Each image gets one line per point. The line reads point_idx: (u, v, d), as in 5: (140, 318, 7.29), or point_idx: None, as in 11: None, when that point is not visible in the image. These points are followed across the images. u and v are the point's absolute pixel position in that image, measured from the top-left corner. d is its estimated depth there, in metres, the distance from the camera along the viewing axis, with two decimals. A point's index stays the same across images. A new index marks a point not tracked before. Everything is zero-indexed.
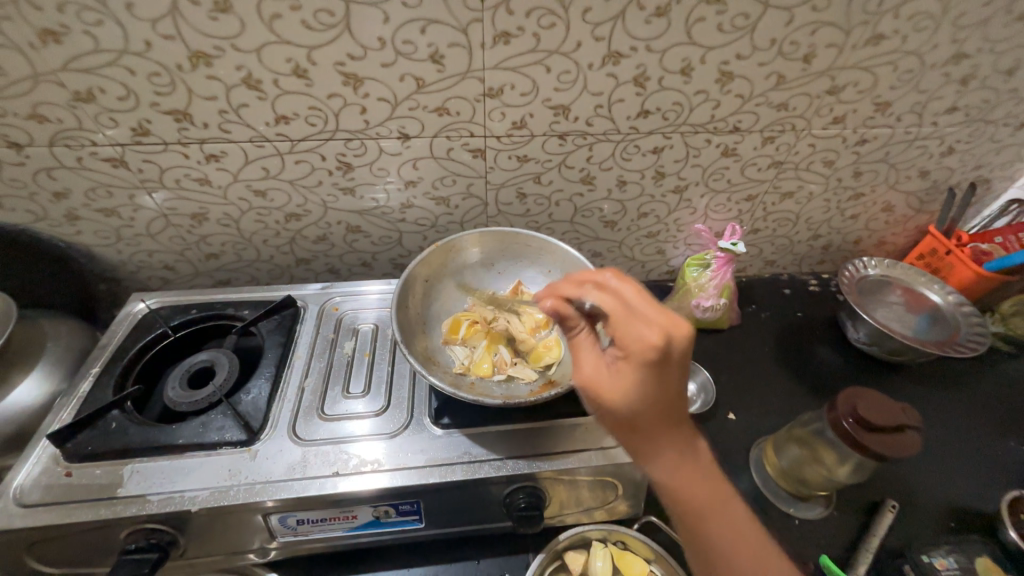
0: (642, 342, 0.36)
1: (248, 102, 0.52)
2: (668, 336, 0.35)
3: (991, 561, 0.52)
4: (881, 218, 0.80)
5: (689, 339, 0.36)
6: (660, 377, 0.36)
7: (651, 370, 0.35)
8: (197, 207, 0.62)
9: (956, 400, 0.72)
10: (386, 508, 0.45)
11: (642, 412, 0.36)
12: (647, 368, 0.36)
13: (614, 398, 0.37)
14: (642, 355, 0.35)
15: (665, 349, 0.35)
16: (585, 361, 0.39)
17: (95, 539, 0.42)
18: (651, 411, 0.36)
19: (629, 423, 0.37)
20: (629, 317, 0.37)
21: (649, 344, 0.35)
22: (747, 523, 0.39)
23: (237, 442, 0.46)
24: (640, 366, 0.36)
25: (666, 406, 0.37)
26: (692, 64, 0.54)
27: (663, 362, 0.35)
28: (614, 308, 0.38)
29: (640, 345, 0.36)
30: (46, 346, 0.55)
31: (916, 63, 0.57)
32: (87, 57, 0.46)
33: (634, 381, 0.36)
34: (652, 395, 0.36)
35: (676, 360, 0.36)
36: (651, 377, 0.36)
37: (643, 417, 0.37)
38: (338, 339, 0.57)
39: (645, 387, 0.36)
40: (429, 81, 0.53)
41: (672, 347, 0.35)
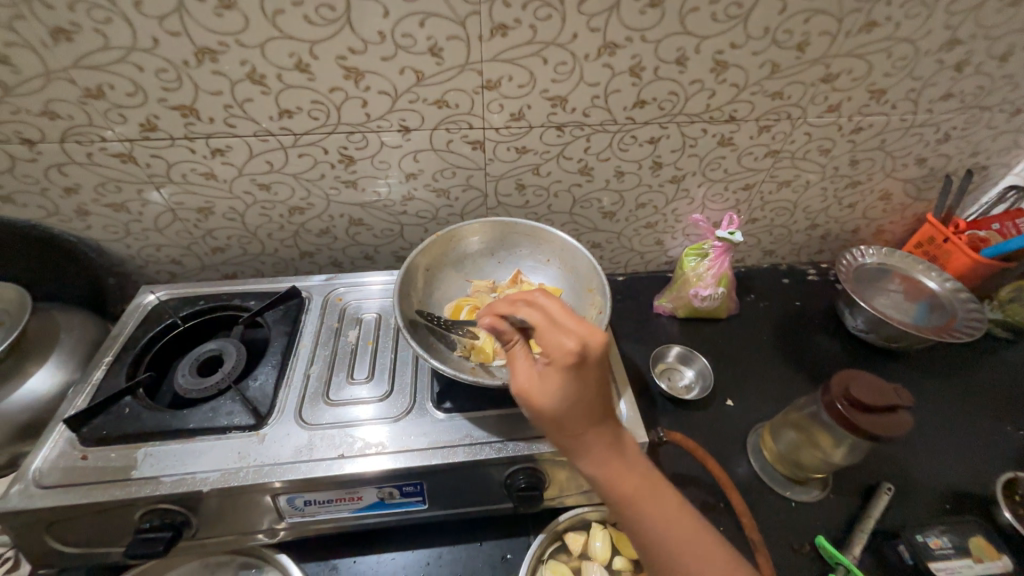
0: (562, 348, 0.37)
1: (252, 97, 0.53)
2: (585, 342, 0.37)
3: (985, 541, 0.53)
4: (878, 206, 0.80)
5: (604, 344, 0.38)
6: (580, 380, 0.38)
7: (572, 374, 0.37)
8: (204, 201, 0.64)
9: (954, 386, 0.72)
10: (390, 489, 0.47)
11: (567, 414, 0.38)
12: (568, 372, 0.37)
13: (542, 403, 0.38)
14: (562, 361, 0.37)
15: (581, 354, 0.37)
16: (517, 371, 0.40)
17: (111, 519, 0.44)
18: (575, 413, 0.38)
19: (557, 426, 0.39)
20: (550, 327, 0.39)
21: (567, 351, 0.37)
22: (679, 510, 0.40)
23: (245, 427, 0.48)
24: (562, 371, 0.37)
25: (589, 407, 0.38)
26: (687, 54, 0.55)
27: (582, 365, 0.37)
28: (540, 318, 0.39)
29: (559, 352, 0.37)
30: (59, 336, 0.57)
31: (910, 50, 0.58)
32: (97, 54, 0.48)
33: (557, 386, 0.38)
34: (577, 396, 0.38)
35: (594, 364, 0.38)
36: (573, 380, 0.37)
37: (568, 418, 0.38)
38: (342, 328, 0.58)
39: (569, 391, 0.38)
40: (429, 74, 0.54)
41: (587, 353, 0.37)
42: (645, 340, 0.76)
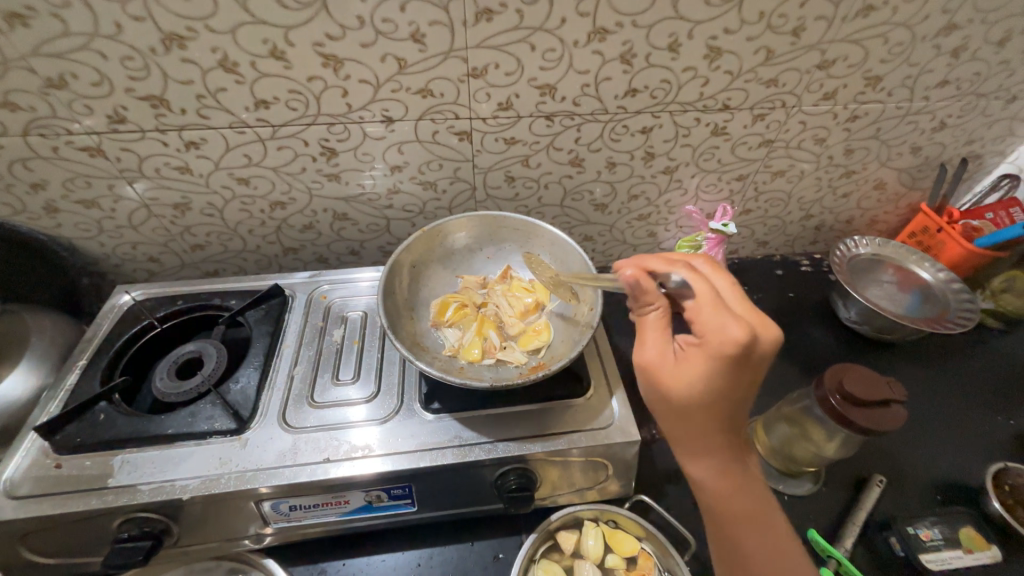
0: (722, 336, 0.36)
1: (226, 87, 0.51)
2: (749, 338, 0.35)
3: (975, 532, 0.54)
4: (873, 196, 0.79)
5: (772, 345, 0.36)
6: (734, 374, 0.36)
7: (728, 365, 0.36)
8: (179, 196, 0.61)
9: (945, 376, 0.72)
10: (378, 492, 0.46)
11: (706, 403, 0.37)
12: (717, 362, 0.36)
13: (674, 381, 0.38)
14: (721, 349, 0.36)
15: (748, 348, 0.36)
16: (656, 344, 0.40)
17: (87, 529, 0.42)
18: (710, 405, 0.37)
19: (686, 410, 0.38)
20: (715, 311, 0.38)
21: (731, 339, 0.36)
22: (788, 535, 0.39)
23: (226, 431, 0.46)
24: (715, 358, 0.36)
25: (728, 404, 0.37)
26: (680, 40, 0.53)
27: (740, 360, 0.36)
28: (705, 302, 0.38)
29: (719, 338, 0.36)
30: (29, 339, 0.55)
31: (907, 35, 0.57)
32: (56, 41, 0.45)
33: (701, 371, 0.37)
34: (720, 389, 0.37)
35: (753, 363, 0.36)
36: (722, 372, 0.36)
37: (702, 409, 0.38)
38: (327, 327, 0.57)
39: (715, 382, 0.37)
40: (411, 61, 0.51)
41: (751, 349, 0.36)
42: None
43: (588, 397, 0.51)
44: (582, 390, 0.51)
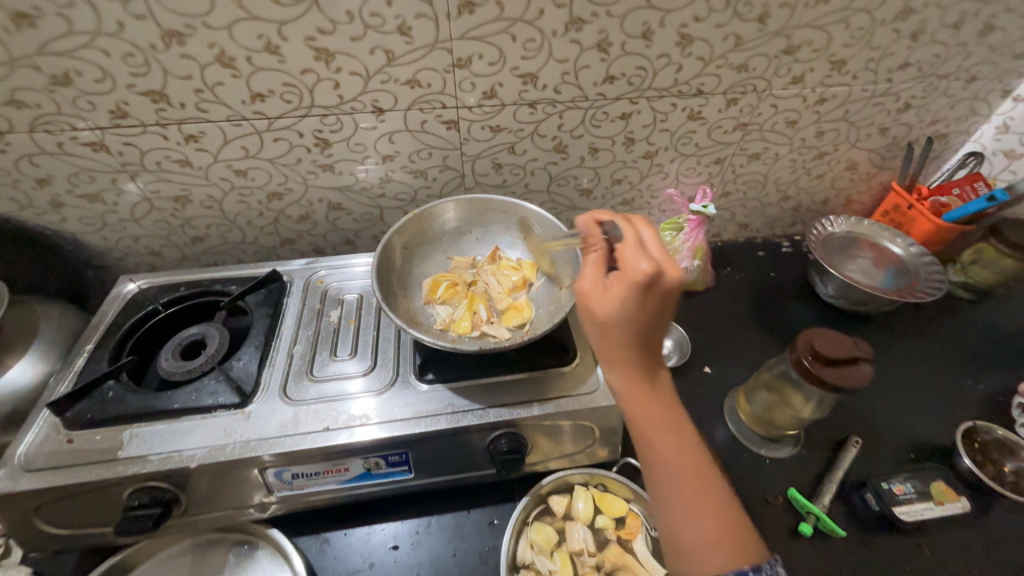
0: (633, 268, 0.39)
1: (223, 81, 0.54)
2: (656, 271, 0.38)
3: (945, 485, 0.57)
4: (846, 177, 0.82)
5: (677, 280, 0.39)
6: (643, 303, 0.39)
7: (637, 294, 0.39)
8: (179, 189, 0.64)
9: (920, 345, 0.75)
10: (377, 459, 0.48)
11: (619, 326, 0.41)
12: (631, 290, 0.39)
13: (596, 306, 0.42)
14: (633, 280, 0.39)
15: (656, 280, 0.38)
16: (587, 277, 0.43)
17: (100, 499, 0.44)
18: (621, 329, 0.41)
19: (604, 332, 0.42)
20: (631, 248, 0.41)
21: (641, 272, 0.39)
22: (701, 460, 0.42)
23: (230, 405, 0.48)
24: (627, 287, 0.39)
25: (639, 330, 0.41)
26: (652, 28, 0.56)
27: (647, 289, 0.39)
28: (628, 244, 0.41)
29: (631, 269, 0.39)
30: (39, 327, 0.58)
31: (867, 20, 0.60)
32: (61, 40, 0.48)
33: (614, 299, 0.40)
34: (630, 314, 0.40)
35: (660, 294, 0.39)
36: (631, 299, 0.39)
37: (616, 331, 0.41)
38: (324, 309, 0.59)
39: (627, 308, 0.40)
40: (399, 53, 0.54)
41: (656, 280, 0.38)
42: None
43: (575, 365, 0.54)
44: (568, 360, 0.54)
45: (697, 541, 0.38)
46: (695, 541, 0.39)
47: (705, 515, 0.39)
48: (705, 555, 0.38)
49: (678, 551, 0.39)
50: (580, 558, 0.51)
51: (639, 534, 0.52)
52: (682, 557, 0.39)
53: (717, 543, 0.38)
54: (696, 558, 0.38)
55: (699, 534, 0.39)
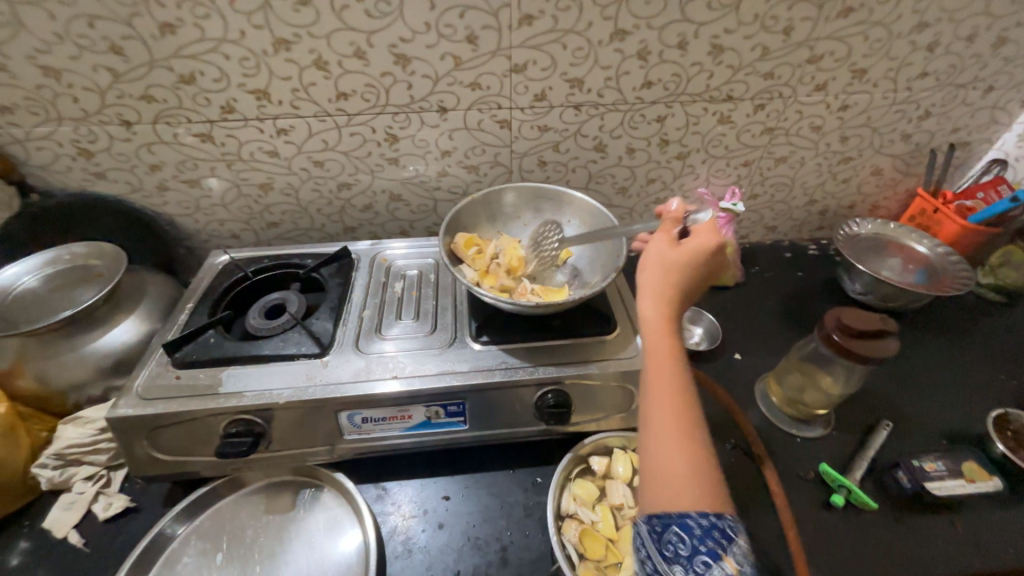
0: (705, 237, 0.47)
1: (316, 82, 0.63)
2: (719, 249, 0.46)
3: (977, 466, 0.58)
4: (871, 181, 0.87)
5: (725, 268, 0.48)
6: (704, 262, 0.46)
7: (706, 255, 0.46)
8: (265, 177, 0.73)
9: (951, 341, 0.77)
10: (437, 408, 0.54)
11: (685, 271, 0.46)
12: (703, 249, 0.46)
13: (667, 252, 0.47)
14: (706, 243, 0.46)
15: (719, 253, 0.47)
16: (661, 235, 0.49)
17: (202, 427, 0.51)
18: (684, 276, 0.46)
19: (665, 272, 0.46)
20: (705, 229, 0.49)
21: (714, 241, 0.46)
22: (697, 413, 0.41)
23: (311, 354, 0.55)
24: (699, 247, 0.46)
25: (690, 284, 0.46)
26: (687, 39, 0.64)
27: (713, 257, 0.46)
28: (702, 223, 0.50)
29: (706, 237, 0.47)
30: (145, 290, 0.66)
31: (884, 33, 0.66)
32: (194, 45, 0.58)
33: (688, 252, 0.46)
34: (697, 267, 0.46)
35: (713, 267, 0.47)
36: (702, 259, 0.46)
37: (676, 273, 0.45)
38: (388, 281, 0.66)
39: (694, 262, 0.46)
40: (465, 59, 0.63)
41: (719, 255, 0.47)
42: None
43: (616, 334, 0.59)
44: (609, 329, 0.59)
45: (680, 475, 0.37)
46: (679, 475, 0.37)
47: (695, 458, 0.38)
48: (681, 491, 0.37)
49: (655, 481, 0.38)
50: (620, 512, 0.55)
51: None
52: (660, 490, 0.37)
53: (697, 485, 0.37)
54: (671, 490, 0.37)
55: (684, 470, 0.37)
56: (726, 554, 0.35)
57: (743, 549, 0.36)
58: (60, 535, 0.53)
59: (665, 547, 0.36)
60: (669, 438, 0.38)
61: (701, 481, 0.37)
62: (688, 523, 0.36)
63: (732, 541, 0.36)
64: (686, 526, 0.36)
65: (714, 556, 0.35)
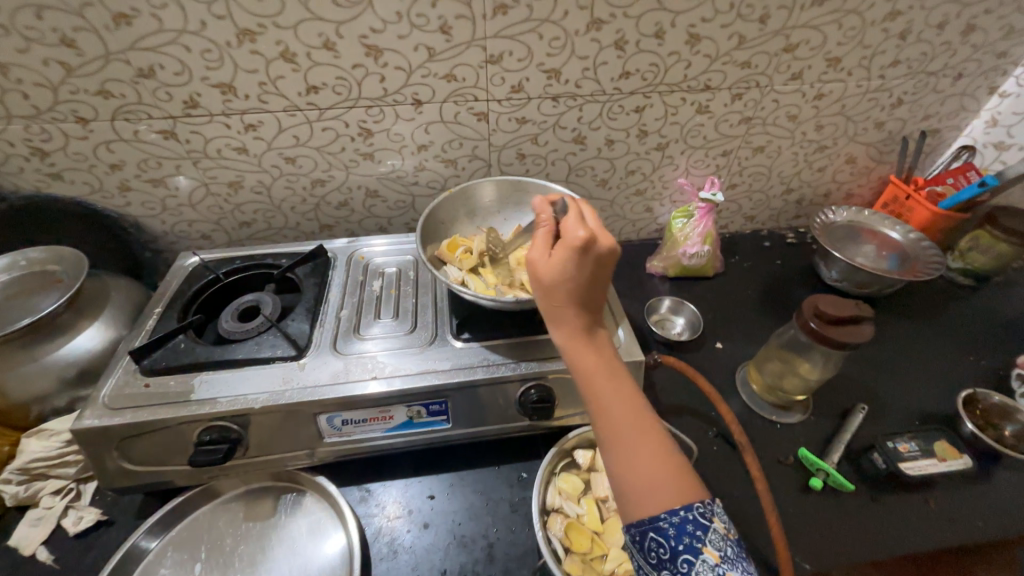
0: (572, 236, 0.42)
1: (284, 75, 0.61)
2: (587, 241, 0.42)
3: (948, 445, 0.60)
4: (846, 170, 0.88)
5: (608, 248, 0.43)
6: (580, 263, 0.42)
7: (575, 259, 0.42)
8: (234, 175, 0.70)
9: (923, 325, 0.79)
10: (419, 407, 0.53)
11: (561, 285, 0.43)
12: (572, 254, 0.42)
13: (540, 270, 0.44)
14: (571, 245, 0.42)
15: (590, 246, 0.42)
16: (535, 249, 0.46)
17: (174, 435, 0.49)
18: (565, 290, 0.43)
19: (547, 293, 0.44)
20: (571, 221, 0.44)
21: (576, 238, 0.42)
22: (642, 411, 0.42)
23: (287, 357, 0.54)
24: (569, 253, 0.42)
25: (581, 289, 0.43)
26: (664, 28, 0.63)
27: (585, 254, 0.42)
28: (569, 216, 0.44)
29: (568, 236, 0.43)
30: (110, 295, 0.63)
31: (858, 21, 0.67)
32: (152, 37, 0.55)
33: (555, 264, 0.43)
34: (570, 276, 0.42)
35: (594, 259, 0.42)
36: (571, 265, 0.42)
37: (559, 290, 0.43)
38: (366, 280, 0.65)
39: (571, 270, 0.43)
40: (439, 50, 0.61)
41: (588, 249, 0.42)
42: (638, 296, 0.83)
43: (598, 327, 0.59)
44: None
45: (636, 484, 0.39)
46: (635, 485, 0.39)
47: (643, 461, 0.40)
48: (640, 500, 0.39)
49: (623, 497, 0.40)
50: (605, 505, 0.55)
51: None
52: (626, 502, 0.40)
53: (655, 486, 0.38)
54: (639, 501, 0.39)
55: (641, 478, 0.39)
56: (705, 546, 0.36)
57: (720, 533, 0.37)
58: (29, 552, 0.51)
59: (650, 555, 0.38)
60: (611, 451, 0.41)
61: (655, 482, 0.39)
62: (660, 526, 0.37)
63: (709, 530, 0.36)
64: (662, 530, 0.37)
65: (694, 552, 0.36)
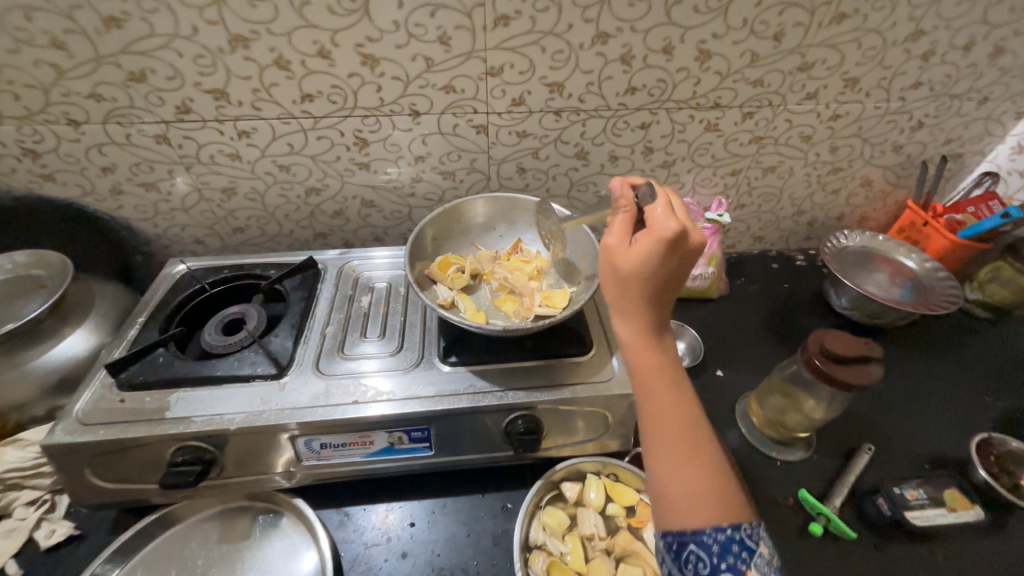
0: (660, 227, 0.39)
1: (278, 82, 0.59)
2: (679, 235, 0.39)
3: (959, 494, 0.57)
4: (861, 193, 0.84)
5: (697, 246, 0.40)
6: (666, 258, 0.39)
7: (661, 252, 0.39)
8: (228, 181, 0.69)
9: (936, 360, 0.75)
10: (400, 434, 0.51)
11: (643, 279, 0.40)
12: (658, 245, 0.39)
13: (619, 258, 0.41)
14: (659, 236, 0.39)
15: (679, 240, 0.39)
16: (611, 236, 0.43)
17: (146, 454, 0.48)
18: (645, 284, 0.40)
19: (623, 285, 0.41)
20: (660, 212, 0.41)
21: (667, 230, 0.39)
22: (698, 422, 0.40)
23: (267, 375, 0.52)
24: (654, 244, 0.39)
25: (658, 284, 0.40)
26: (673, 43, 0.61)
27: (673, 248, 0.39)
28: (658, 206, 0.41)
29: (656, 226, 0.40)
30: (94, 300, 0.62)
31: (878, 40, 0.64)
32: (143, 41, 0.54)
33: (639, 256, 0.40)
34: (652, 270, 0.39)
35: (681, 255, 0.39)
36: (656, 258, 0.39)
37: (635, 283, 0.40)
38: (355, 295, 0.63)
39: (654, 262, 0.39)
40: (438, 61, 0.59)
41: (675, 244, 0.39)
42: None
43: (591, 355, 0.56)
44: (584, 350, 0.56)
45: (686, 494, 0.37)
46: (684, 496, 0.37)
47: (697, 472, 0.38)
48: (686, 511, 0.37)
49: (665, 505, 0.38)
50: (591, 543, 0.53)
51: (649, 523, 0.53)
52: (667, 509, 0.38)
53: (705, 500, 0.37)
54: (683, 513, 0.37)
55: (692, 491, 0.37)
56: (749, 567, 0.35)
57: (764, 558, 0.36)
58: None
59: (687, 567, 0.36)
60: (667, 458, 0.38)
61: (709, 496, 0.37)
62: (704, 540, 0.35)
63: (754, 553, 0.35)
64: (704, 544, 0.36)
65: (736, 572, 0.35)
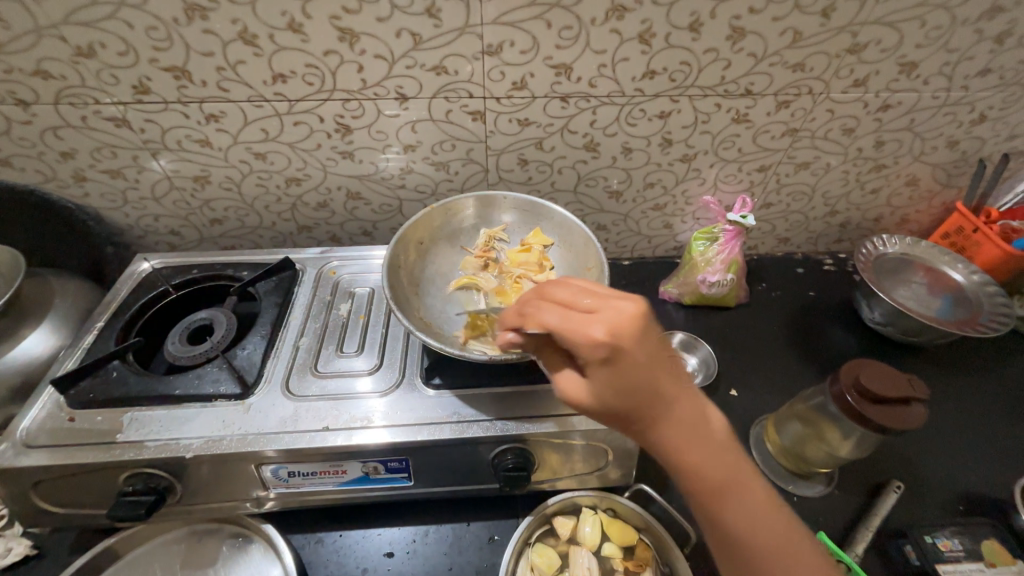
0: (588, 342, 0.34)
1: (245, 59, 0.52)
2: (609, 335, 0.34)
3: (1000, 546, 0.50)
4: (904, 193, 0.75)
5: (632, 321, 0.35)
6: (624, 372, 0.34)
7: (608, 369, 0.34)
8: (199, 169, 0.63)
9: (975, 384, 0.68)
10: (376, 464, 0.46)
11: (626, 396, 0.34)
12: (601, 365, 0.34)
13: (582, 398, 0.36)
14: (594, 356, 0.34)
15: (613, 346, 0.34)
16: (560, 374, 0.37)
17: (96, 481, 0.43)
18: (636, 397, 0.35)
19: (612, 412, 0.36)
20: (574, 315, 0.36)
21: (593, 344, 0.34)
22: (774, 503, 0.36)
23: (230, 395, 0.47)
24: (597, 367, 0.34)
25: (644, 395, 0.35)
26: (701, 19, 0.52)
27: (615, 356, 0.34)
28: (566, 314, 0.36)
29: (586, 346, 0.34)
30: (54, 301, 0.57)
31: (946, 18, 0.54)
32: (86, 9, 0.47)
33: (598, 378, 0.35)
34: (621, 389, 0.34)
35: (631, 352, 0.34)
36: (613, 371, 0.34)
37: (624, 408, 0.35)
38: (334, 301, 0.58)
39: (616, 384, 0.34)
40: (426, 37, 0.51)
41: (625, 348, 0.34)
42: None
43: None
44: None
45: None
46: None
47: (808, 562, 0.34)
48: None
49: None
50: None
51: (648, 568, 0.48)
52: None
53: None
54: None
55: None
56: None
57: None
58: None
59: None
60: (774, 573, 0.34)
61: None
62: None
63: None
64: None
65: None
